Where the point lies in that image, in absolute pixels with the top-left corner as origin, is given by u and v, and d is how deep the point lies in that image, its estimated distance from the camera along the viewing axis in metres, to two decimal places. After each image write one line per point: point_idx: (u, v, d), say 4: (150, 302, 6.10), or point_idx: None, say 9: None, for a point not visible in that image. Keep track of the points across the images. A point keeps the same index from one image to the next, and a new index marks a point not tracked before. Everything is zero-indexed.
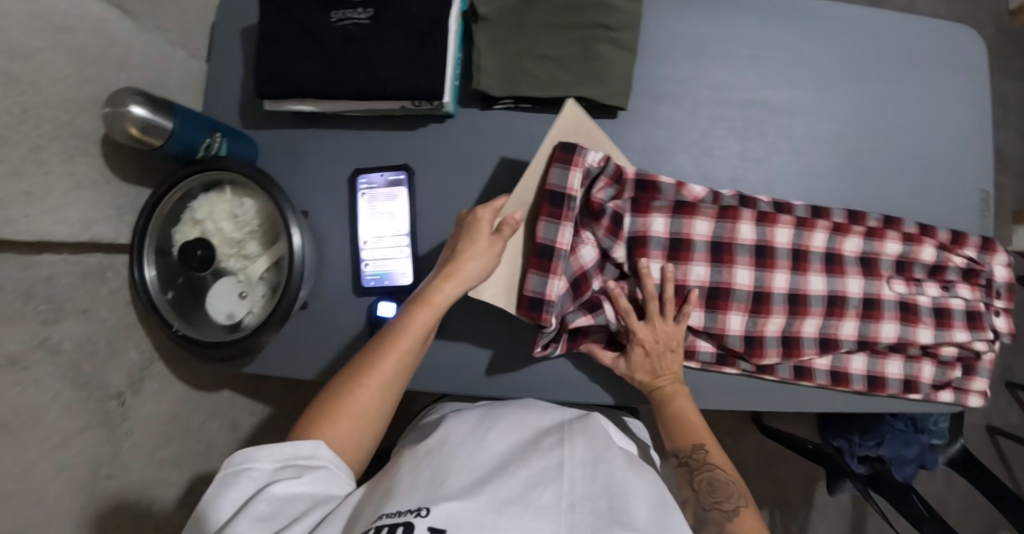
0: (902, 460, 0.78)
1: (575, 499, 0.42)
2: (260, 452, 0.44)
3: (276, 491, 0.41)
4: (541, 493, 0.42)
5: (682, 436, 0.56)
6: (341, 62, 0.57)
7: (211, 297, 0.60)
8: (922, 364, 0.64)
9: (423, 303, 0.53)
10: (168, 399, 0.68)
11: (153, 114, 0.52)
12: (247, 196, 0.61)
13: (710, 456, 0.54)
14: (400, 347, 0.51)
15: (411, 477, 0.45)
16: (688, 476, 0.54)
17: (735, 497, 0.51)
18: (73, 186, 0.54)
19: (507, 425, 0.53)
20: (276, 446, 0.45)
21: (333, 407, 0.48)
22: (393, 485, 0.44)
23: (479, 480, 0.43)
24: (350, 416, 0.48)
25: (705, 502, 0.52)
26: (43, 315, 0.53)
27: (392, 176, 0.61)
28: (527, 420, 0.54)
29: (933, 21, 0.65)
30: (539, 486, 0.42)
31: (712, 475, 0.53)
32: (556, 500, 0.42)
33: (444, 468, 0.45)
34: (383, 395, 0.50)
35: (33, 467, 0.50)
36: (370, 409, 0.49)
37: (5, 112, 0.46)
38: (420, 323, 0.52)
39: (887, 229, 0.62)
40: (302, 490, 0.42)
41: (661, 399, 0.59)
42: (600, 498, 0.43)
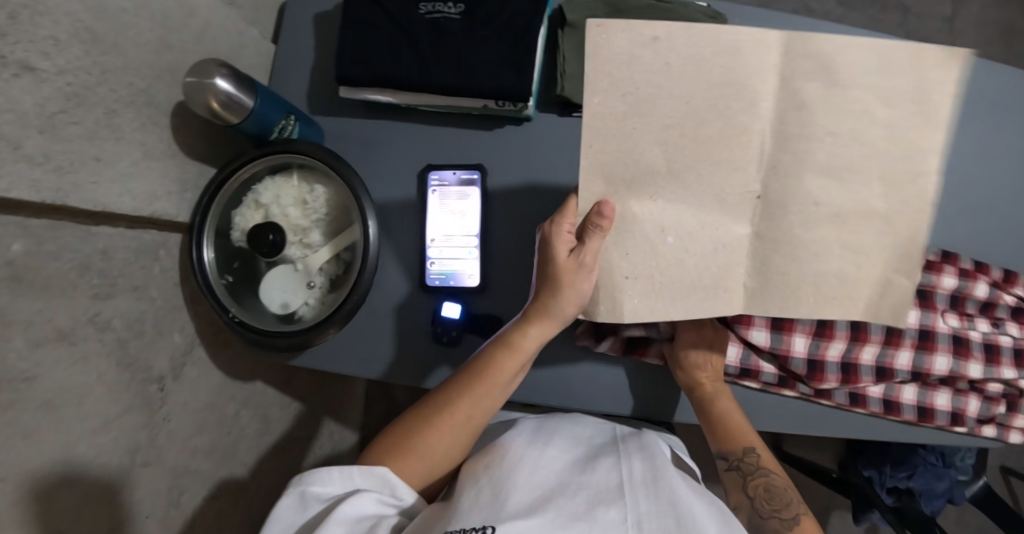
0: (932, 494, 0.81)
1: (639, 518, 0.41)
2: (330, 473, 0.46)
3: (349, 509, 0.43)
4: (606, 510, 0.41)
5: (730, 438, 0.57)
6: (429, 54, 0.56)
7: (265, 285, 0.58)
8: (969, 398, 0.65)
9: (509, 349, 0.50)
10: (206, 387, 0.65)
11: (238, 90, 0.50)
12: (318, 183, 0.59)
13: (762, 459, 0.55)
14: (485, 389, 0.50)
15: (472, 495, 0.44)
16: (741, 481, 0.55)
17: (794, 505, 0.52)
18: (141, 156, 0.52)
19: (565, 437, 0.52)
20: (339, 471, 0.46)
21: (403, 449, 0.49)
22: (456, 505, 0.44)
23: (544, 495, 0.43)
24: (421, 457, 0.49)
25: (763, 510, 0.52)
26: (96, 289, 0.50)
27: (465, 175, 0.61)
28: (578, 433, 0.54)
29: (994, 65, 0.68)
30: (605, 503, 0.42)
31: (767, 481, 0.54)
32: (621, 517, 0.41)
33: (505, 483, 0.44)
34: (456, 434, 0.50)
35: (73, 448, 0.47)
36: (447, 449, 0.50)
37: (85, 72, 0.45)
38: (507, 369, 0.50)
39: (945, 264, 0.64)
40: (373, 511, 0.44)
41: (705, 398, 0.58)
42: (667, 514, 0.42)
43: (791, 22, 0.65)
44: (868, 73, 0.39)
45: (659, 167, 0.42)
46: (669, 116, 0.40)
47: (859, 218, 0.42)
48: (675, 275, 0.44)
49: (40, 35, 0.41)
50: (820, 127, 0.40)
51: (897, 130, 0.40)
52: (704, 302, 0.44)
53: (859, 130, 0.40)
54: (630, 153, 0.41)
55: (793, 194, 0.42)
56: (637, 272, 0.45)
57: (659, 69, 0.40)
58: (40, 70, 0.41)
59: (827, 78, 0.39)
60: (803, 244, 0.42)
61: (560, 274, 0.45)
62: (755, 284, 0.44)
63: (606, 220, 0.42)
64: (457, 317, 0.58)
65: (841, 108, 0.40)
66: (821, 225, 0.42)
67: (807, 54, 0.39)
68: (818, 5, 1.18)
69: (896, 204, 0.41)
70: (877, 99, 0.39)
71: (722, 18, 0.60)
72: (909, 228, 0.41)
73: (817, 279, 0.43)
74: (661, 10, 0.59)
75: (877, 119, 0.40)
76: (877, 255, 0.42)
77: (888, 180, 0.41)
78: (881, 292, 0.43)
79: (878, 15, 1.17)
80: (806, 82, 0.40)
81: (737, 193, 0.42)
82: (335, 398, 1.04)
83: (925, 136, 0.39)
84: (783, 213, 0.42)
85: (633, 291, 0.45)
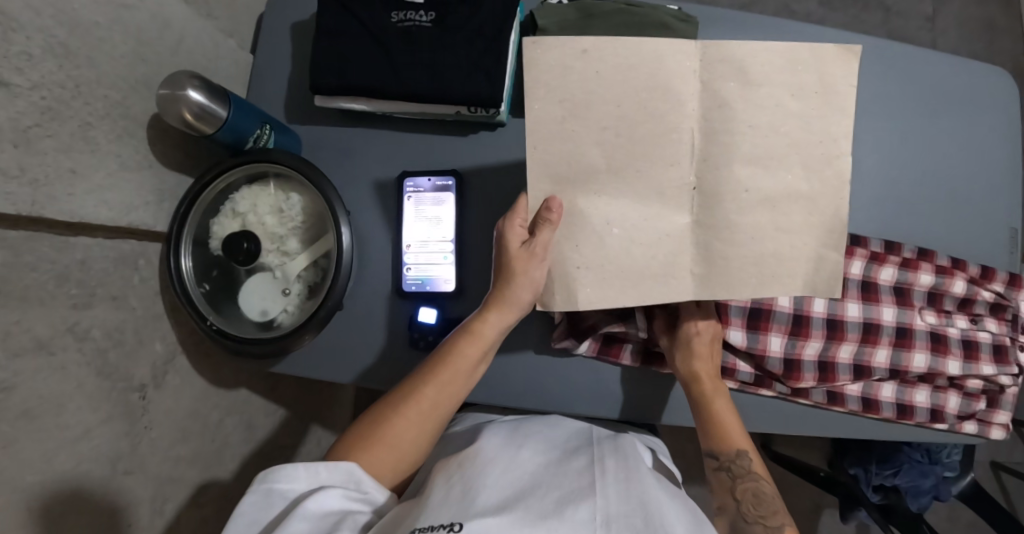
0: (918, 491, 0.81)
1: (608, 516, 0.41)
2: (295, 470, 0.46)
3: (311, 508, 0.43)
4: (576, 509, 0.41)
5: (724, 439, 0.54)
6: (402, 62, 0.56)
7: (244, 293, 0.58)
8: (948, 394, 0.65)
9: (471, 336, 0.54)
10: (189, 394, 0.66)
11: (210, 100, 0.51)
12: (294, 191, 0.60)
13: (754, 465, 0.52)
14: (446, 379, 0.53)
15: (441, 491, 0.44)
16: (729, 484, 0.52)
17: (780, 513, 0.49)
18: (118, 167, 0.53)
19: (540, 440, 0.52)
20: (305, 467, 0.46)
21: (370, 443, 0.50)
22: (425, 500, 0.44)
23: (515, 496, 0.43)
24: (388, 450, 0.50)
25: (749, 515, 0.49)
26: (74, 300, 0.51)
27: (440, 181, 0.63)
28: (551, 433, 0.54)
29: (968, 63, 0.69)
30: (574, 502, 0.42)
31: (756, 487, 0.51)
32: (590, 517, 0.41)
33: (476, 481, 0.44)
34: (425, 423, 0.52)
35: (52, 458, 0.48)
36: (412, 440, 0.52)
37: (59, 86, 0.46)
38: (470, 357, 0.54)
39: (921, 260, 0.64)
40: (337, 506, 0.45)
41: (702, 394, 0.57)
42: (636, 513, 0.42)
43: (759, 24, 0.65)
44: (778, 71, 0.45)
45: (599, 166, 0.47)
46: (604, 119, 0.46)
47: (788, 201, 0.46)
48: (625, 264, 0.48)
49: (13, 50, 0.41)
50: (743, 121, 0.45)
51: (810, 121, 0.45)
52: (652, 287, 0.48)
53: (775, 123, 0.45)
54: (572, 154, 0.47)
55: (726, 182, 0.46)
56: (589, 262, 0.48)
57: (590, 78, 0.45)
58: (13, 85, 0.41)
59: (741, 78, 0.45)
60: (741, 228, 0.47)
61: (513, 261, 0.50)
62: (701, 270, 0.48)
63: (554, 214, 0.47)
64: (433, 322, 0.60)
65: (759, 103, 0.45)
66: (754, 209, 0.47)
67: (723, 59, 0.45)
68: (800, 5, 1.18)
69: (818, 185, 0.46)
70: (788, 94, 0.45)
71: (693, 22, 0.60)
72: (831, 205, 0.46)
73: (756, 259, 0.47)
74: (632, 14, 0.59)
75: (790, 111, 0.45)
76: (808, 234, 0.46)
77: (810, 163, 0.46)
78: (815, 268, 0.47)
79: (859, 15, 1.17)
80: (724, 83, 0.45)
81: (674, 184, 0.47)
82: (323, 404, 1.05)
83: (834, 123, 0.45)
84: (718, 200, 0.47)
85: (584, 280, 0.49)
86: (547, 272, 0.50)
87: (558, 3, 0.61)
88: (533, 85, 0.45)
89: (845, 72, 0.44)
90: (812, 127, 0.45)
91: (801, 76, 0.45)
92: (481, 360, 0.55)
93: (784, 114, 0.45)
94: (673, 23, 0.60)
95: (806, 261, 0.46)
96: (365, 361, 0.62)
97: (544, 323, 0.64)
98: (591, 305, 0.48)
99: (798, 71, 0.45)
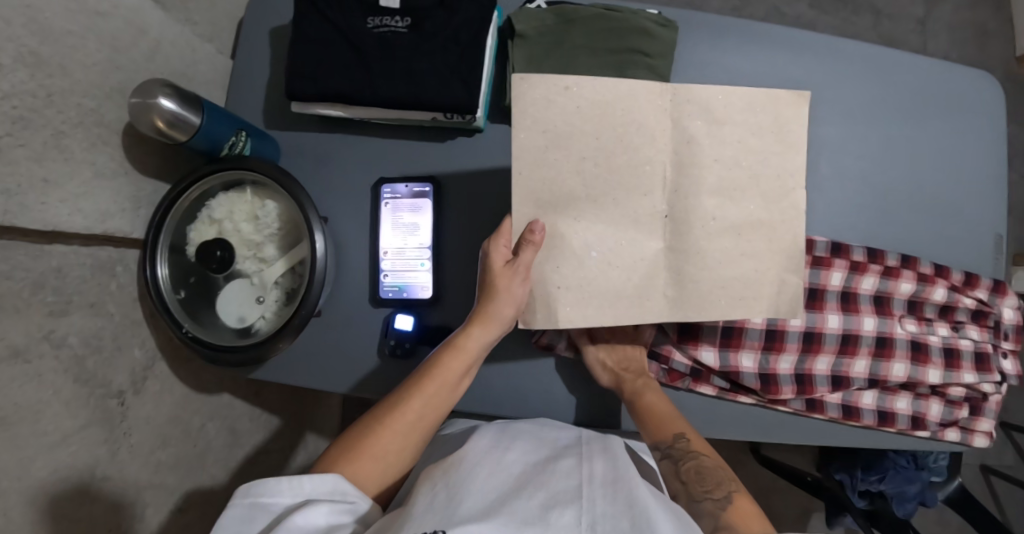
0: (903, 497, 0.82)
1: (594, 519, 0.41)
2: (279, 483, 0.46)
3: (297, 523, 0.43)
4: (562, 513, 0.41)
5: (659, 427, 0.55)
6: (377, 68, 0.56)
7: (221, 299, 0.59)
8: (930, 402, 0.64)
9: (455, 350, 0.54)
10: (169, 400, 0.67)
11: (183, 108, 0.51)
12: (269, 198, 0.60)
13: (692, 445, 0.53)
14: (428, 390, 0.53)
15: (427, 500, 0.44)
16: (673, 468, 0.52)
17: (725, 483, 0.49)
18: (92, 175, 0.53)
19: (527, 444, 0.52)
20: (293, 480, 0.46)
21: (350, 451, 0.51)
22: (411, 508, 0.43)
23: (500, 502, 0.42)
24: (369, 461, 0.50)
25: (696, 493, 0.49)
26: (50, 307, 0.51)
27: (418, 188, 0.63)
28: (541, 435, 0.54)
29: (956, 67, 0.68)
30: (559, 506, 0.42)
31: (697, 464, 0.51)
32: (576, 520, 0.41)
33: (461, 488, 0.44)
34: (403, 434, 0.52)
35: (28, 465, 0.48)
36: (395, 452, 0.52)
37: (31, 95, 0.45)
38: (452, 368, 0.54)
39: (903, 268, 0.63)
40: (323, 520, 0.44)
41: (634, 390, 0.59)
42: (623, 514, 0.42)
43: (738, 26, 0.65)
44: (739, 112, 0.47)
45: (578, 193, 0.47)
46: (584, 149, 0.47)
47: (750, 229, 0.48)
48: (601, 285, 0.49)
49: None
50: (707, 156, 0.48)
51: (767, 156, 0.48)
52: (627, 307, 0.49)
53: (738, 157, 0.47)
54: (552, 180, 0.47)
55: (695, 211, 0.48)
56: (568, 282, 0.49)
57: (571, 111, 0.46)
58: None
59: (707, 116, 0.47)
60: (711, 254, 0.48)
61: (496, 280, 0.50)
62: (674, 292, 0.49)
63: (537, 236, 0.47)
64: (410, 329, 0.60)
65: (722, 139, 0.47)
66: (721, 237, 0.48)
67: (690, 100, 0.47)
68: (789, 7, 1.17)
69: (776, 213, 0.48)
70: (749, 132, 0.47)
71: (673, 26, 0.59)
72: (790, 232, 0.48)
73: (725, 282, 0.48)
74: (610, 19, 0.59)
75: (751, 147, 0.47)
76: (769, 259, 0.49)
77: (768, 195, 0.48)
78: (778, 292, 0.49)
79: (849, 17, 1.16)
80: (691, 120, 0.47)
81: (648, 213, 0.48)
82: (310, 406, 1.06)
83: (791, 159, 0.48)
84: (689, 228, 0.48)
85: (566, 300, 0.49)
86: (529, 290, 0.49)
87: (536, 7, 0.61)
88: (518, 115, 0.46)
89: (799, 115, 0.47)
90: (769, 162, 0.48)
91: (759, 116, 0.47)
92: (463, 375, 0.55)
93: (745, 149, 0.47)
94: (650, 26, 0.59)
95: (770, 284, 0.48)
96: (343, 366, 0.62)
97: (522, 332, 0.64)
98: (572, 325, 0.49)
99: (757, 112, 0.47)
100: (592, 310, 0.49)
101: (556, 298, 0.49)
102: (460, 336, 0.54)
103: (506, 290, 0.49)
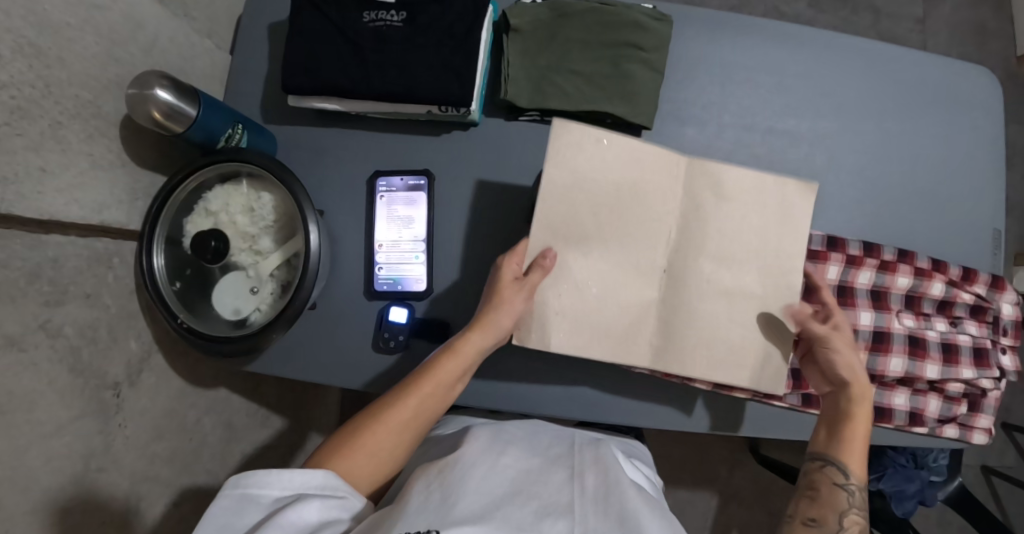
0: (903, 496, 0.80)
1: (585, 529, 0.42)
2: (269, 475, 0.46)
3: (289, 518, 0.43)
4: (554, 522, 0.42)
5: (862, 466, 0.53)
6: (373, 61, 0.57)
7: (216, 291, 0.59)
8: (929, 398, 0.64)
9: (451, 353, 0.52)
10: (164, 393, 0.67)
11: (179, 100, 0.51)
12: (265, 191, 0.61)
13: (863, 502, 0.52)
14: (424, 391, 0.52)
15: (422, 499, 0.43)
16: (844, 506, 0.51)
17: None
18: (89, 166, 0.53)
19: (521, 446, 0.52)
20: (284, 474, 0.46)
21: (344, 447, 0.50)
22: (405, 506, 0.43)
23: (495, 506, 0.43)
24: (362, 457, 0.50)
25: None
26: (46, 297, 0.51)
27: (413, 181, 0.63)
28: (534, 440, 0.54)
29: (953, 62, 0.68)
30: (552, 516, 0.43)
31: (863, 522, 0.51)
32: (568, 529, 0.42)
33: (455, 487, 0.44)
34: (398, 433, 0.51)
35: (23, 454, 0.48)
36: (388, 450, 0.51)
37: (29, 85, 0.46)
38: (449, 370, 0.52)
39: (900, 263, 0.63)
40: (314, 516, 0.45)
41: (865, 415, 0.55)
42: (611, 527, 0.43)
43: (733, 21, 0.65)
44: (747, 191, 0.53)
45: (591, 235, 0.52)
46: (602, 196, 0.52)
47: (743, 297, 0.53)
48: (592, 321, 0.52)
49: None
50: (713, 224, 0.53)
51: (768, 236, 0.53)
52: (616, 346, 0.52)
53: (741, 234, 0.53)
54: (569, 216, 0.51)
55: (692, 272, 0.53)
56: (566, 310, 0.52)
57: (598, 163, 0.51)
58: None
59: (718, 192, 0.53)
60: (698, 311, 0.53)
61: (500, 290, 0.50)
62: (659, 342, 0.53)
63: (547, 262, 0.50)
64: (403, 322, 0.61)
65: (730, 215, 0.53)
66: (712, 299, 0.53)
67: (704, 174, 0.53)
68: (788, 6, 1.17)
69: (771, 292, 0.53)
70: (755, 213, 0.53)
71: (666, 20, 0.60)
72: (779, 303, 0.53)
73: (704, 341, 0.53)
74: (604, 13, 0.59)
75: (755, 227, 0.53)
76: (756, 329, 0.53)
77: (765, 274, 0.53)
78: (763, 359, 0.53)
79: (849, 16, 1.17)
80: (703, 193, 0.53)
81: (650, 265, 0.53)
82: (307, 404, 1.06)
83: (792, 245, 0.52)
84: (683, 285, 0.53)
85: (561, 328, 0.52)
86: (530, 307, 0.52)
87: (531, 2, 0.61)
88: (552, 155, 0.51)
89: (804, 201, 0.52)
90: (770, 243, 0.53)
91: (768, 201, 0.53)
92: (461, 378, 0.54)
93: (749, 227, 0.53)
94: (644, 20, 0.59)
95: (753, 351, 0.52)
96: (338, 359, 0.62)
97: None
98: (560, 352, 0.52)
99: (766, 195, 0.53)
100: (579, 348, 0.52)
101: (554, 335, 0.52)
102: (457, 339, 0.52)
103: (510, 302, 0.50)
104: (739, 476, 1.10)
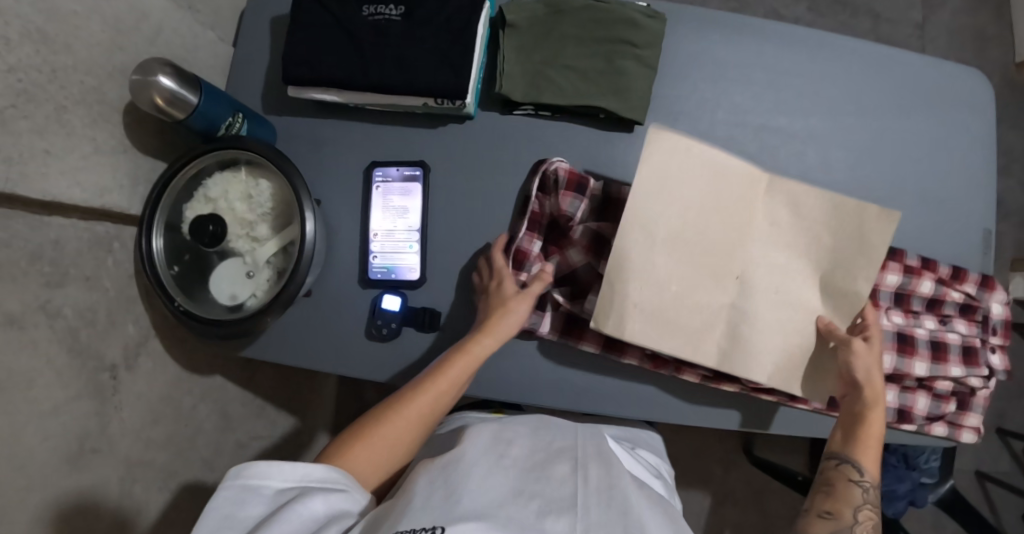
0: (893, 496, 0.81)
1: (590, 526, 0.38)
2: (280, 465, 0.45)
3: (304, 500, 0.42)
4: (556, 519, 0.38)
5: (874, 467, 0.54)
6: (371, 54, 0.58)
7: (213, 277, 0.60)
8: (917, 395, 0.64)
9: (463, 353, 0.55)
10: (161, 379, 0.68)
11: (181, 87, 0.52)
12: (263, 178, 0.62)
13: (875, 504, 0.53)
14: (437, 388, 0.54)
15: (422, 496, 0.39)
16: (855, 499, 0.52)
17: None
18: (92, 150, 0.55)
19: (524, 442, 0.49)
20: (296, 465, 0.45)
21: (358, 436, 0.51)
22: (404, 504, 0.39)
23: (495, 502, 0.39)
24: (375, 447, 0.51)
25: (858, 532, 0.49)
26: (47, 278, 0.52)
27: (408, 171, 0.64)
28: (538, 436, 0.51)
29: (946, 64, 0.69)
30: (554, 512, 0.39)
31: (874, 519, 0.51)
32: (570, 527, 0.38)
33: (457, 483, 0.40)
34: (409, 426, 0.52)
35: (20, 431, 0.49)
36: (397, 441, 0.52)
37: (36, 70, 0.47)
38: (461, 370, 0.54)
39: (889, 260, 0.63)
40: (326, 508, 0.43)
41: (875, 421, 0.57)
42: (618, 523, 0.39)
43: (726, 20, 0.66)
44: (820, 211, 0.57)
45: (676, 238, 0.57)
46: (687, 205, 0.56)
47: (803, 311, 0.58)
48: (675, 320, 0.57)
49: None
50: (783, 238, 0.58)
51: (833, 256, 0.58)
52: (694, 344, 0.58)
53: (808, 248, 0.58)
54: (661, 213, 0.56)
55: (761, 277, 0.58)
56: (643, 303, 0.57)
57: (689, 168, 0.56)
58: None
59: (794, 206, 0.58)
60: (761, 317, 0.58)
61: (506, 298, 0.57)
62: (726, 345, 0.58)
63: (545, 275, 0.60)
64: (396, 310, 0.61)
65: (801, 230, 0.58)
66: (778, 307, 0.58)
67: (783, 192, 0.58)
68: (788, 10, 1.18)
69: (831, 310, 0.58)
70: (826, 232, 0.58)
71: (660, 18, 0.61)
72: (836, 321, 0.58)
73: (766, 349, 0.58)
74: (599, 11, 0.60)
75: (825, 245, 0.58)
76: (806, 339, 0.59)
77: (831, 293, 0.58)
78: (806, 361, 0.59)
79: (848, 21, 1.18)
80: (777, 206, 0.58)
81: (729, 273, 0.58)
82: (303, 396, 1.07)
83: (859, 266, 0.57)
84: (753, 293, 0.58)
85: (635, 319, 0.57)
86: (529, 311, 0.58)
87: None
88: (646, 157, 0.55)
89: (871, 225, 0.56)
90: (836, 261, 0.58)
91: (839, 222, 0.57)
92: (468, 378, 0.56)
93: (818, 247, 0.58)
94: (637, 17, 0.60)
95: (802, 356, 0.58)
96: (331, 346, 0.63)
97: None
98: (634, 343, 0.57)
99: (838, 215, 0.57)
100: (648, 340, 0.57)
101: (633, 331, 0.57)
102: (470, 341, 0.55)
103: (517, 310, 0.57)
104: (733, 477, 1.10)
